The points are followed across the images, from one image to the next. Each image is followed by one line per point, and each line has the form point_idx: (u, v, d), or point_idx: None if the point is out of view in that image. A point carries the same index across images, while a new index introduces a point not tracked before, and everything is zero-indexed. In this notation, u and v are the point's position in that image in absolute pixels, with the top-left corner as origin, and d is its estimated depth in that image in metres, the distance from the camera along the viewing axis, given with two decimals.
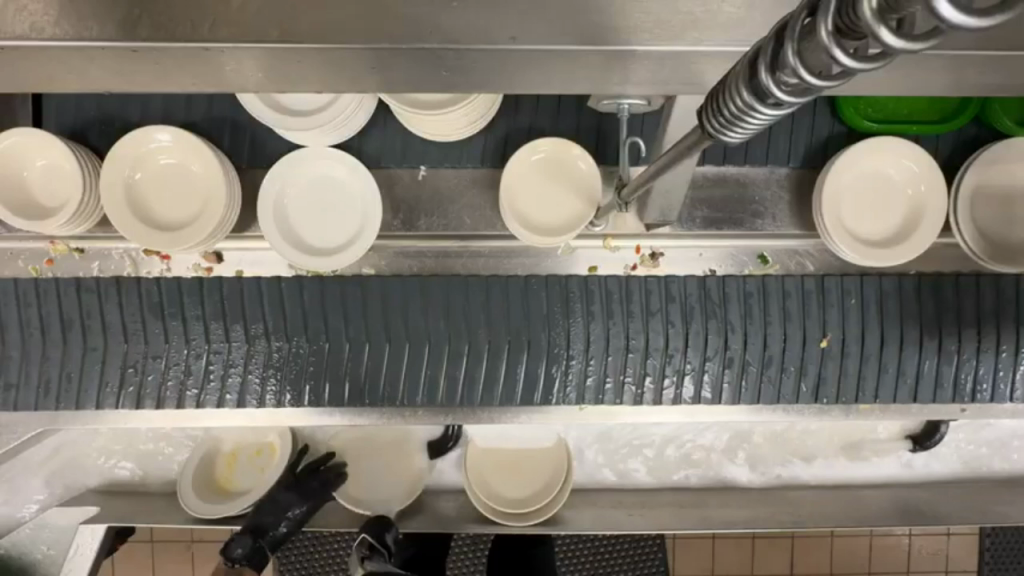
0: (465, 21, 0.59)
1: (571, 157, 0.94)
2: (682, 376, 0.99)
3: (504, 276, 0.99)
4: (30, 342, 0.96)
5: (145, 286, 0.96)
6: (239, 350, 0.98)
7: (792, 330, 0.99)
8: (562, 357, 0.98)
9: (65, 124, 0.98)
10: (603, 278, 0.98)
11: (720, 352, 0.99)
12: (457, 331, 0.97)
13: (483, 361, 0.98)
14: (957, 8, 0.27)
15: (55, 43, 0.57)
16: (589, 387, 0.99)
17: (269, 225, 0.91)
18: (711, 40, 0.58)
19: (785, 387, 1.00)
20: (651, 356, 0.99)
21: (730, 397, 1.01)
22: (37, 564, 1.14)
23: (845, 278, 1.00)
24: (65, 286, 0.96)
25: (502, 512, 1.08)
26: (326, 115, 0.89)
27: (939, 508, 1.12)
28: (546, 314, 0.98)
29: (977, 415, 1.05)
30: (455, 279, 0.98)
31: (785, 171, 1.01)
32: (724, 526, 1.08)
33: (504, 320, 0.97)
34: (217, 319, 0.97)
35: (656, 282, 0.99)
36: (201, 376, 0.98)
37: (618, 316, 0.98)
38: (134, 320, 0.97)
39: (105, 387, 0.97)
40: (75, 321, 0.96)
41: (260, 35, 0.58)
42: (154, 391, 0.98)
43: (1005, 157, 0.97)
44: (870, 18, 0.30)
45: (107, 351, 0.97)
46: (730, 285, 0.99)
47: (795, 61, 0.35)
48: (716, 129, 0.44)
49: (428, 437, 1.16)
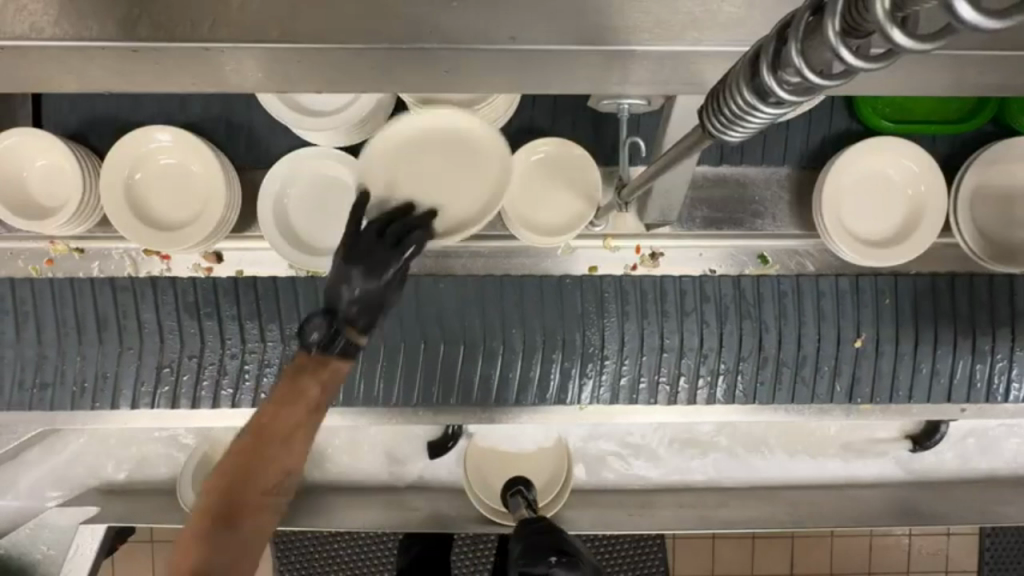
0: (464, 21, 0.59)
1: (571, 157, 0.94)
2: (717, 377, 0.99)
3: (538, 275, 0.99)
4: (66, 343, 0.96)
5: (182, 285, 0.96)
6: (275, 349, 0.97)
7: (827, 330, 0.99)
8: (596, 356, 0.98)
9: (65, 124, 0.98)
10: (637, 279, 0.98)
11: (755, 352, 0.99)
12: (491, 330, 0.97)
13: (518, 361, 0.98)
14: (975, 10, 0.28)
15: (54, 43, 0.57)
16: (623, 386, 0.99)
17: (269, 226, 0.91)
18: (710, 40, 0.58)
19: (821, 387, 1.01)
20: (686, 356, 0.99)
21: (764, 397, 1.01)
22: (38, 565, 1.13)
23: (880, 278, 1.00)
24: (100, 286, 0.96)
25: (502, 513, 1.09)
26: (354, 110, 0.88)
27: (939, 508, 1.12)
28: (580, 314, 0.97)
29: (978, 415, 1.05)
30: (491, 279, 0.98)
31: (786, 171, 1.01)
32: (724, 526, 1.08)
33: (538, 319, 0.97)
34: (252, 319, 0.97)
35: (692, 282, 0.98)
36: (235, 376, 0.98)
37: (653, 316, 0.98)
38: (170, 319, 0.96)
39: (140, 387, 0.97)
40: (111, 320, 0.96)
41: (260, 35, 0.58)
42: (190, 391, 0.98)
43: (1005, 157, 0.97)
44: (880, 18, 0.30)
45: (143, 351, 0.97)
46: (765, 285, 0.99)
47: (798, 60, 0.35)
48: (716, 130, 0.44)
49: (429, 437, 1.16)
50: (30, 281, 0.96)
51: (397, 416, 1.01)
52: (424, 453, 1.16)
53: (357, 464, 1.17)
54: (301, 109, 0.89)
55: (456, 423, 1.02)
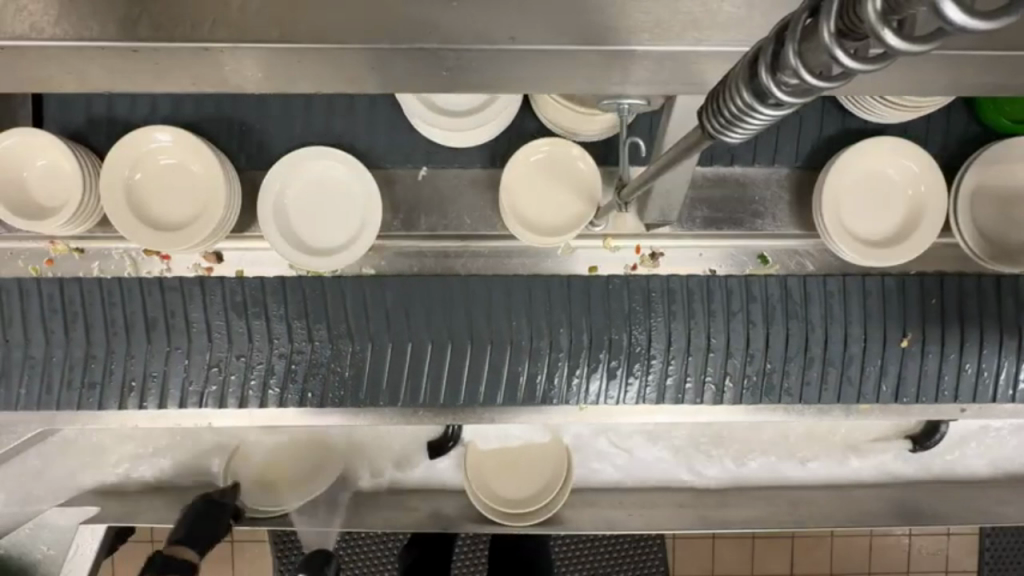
0: (465, 21, 0.59)
1: (570, 157, 0.94)
2: (765, 376, 0.99)
3: (586, 276, 0.98)
4: (115, 343, 0.95)
5: (230, 285, 0.96)
6: (324, 349, 0.97)
7: (872, 330, 0.99)
8: (642, 356, 0.98)
9: (64, 124, 0.98)
10: (684, 278, 0.98)
11: (802, 352, 0.99)
12: (538, 331, 0.97)
13: (565, 361, 0.98)
14: (960, 10, 0.27)
15: (55, 43, 0.57)
16: (669, 386, 0.99)
17: (269, 225, 0.91)
18: (710, 40, 0.59)
19: (867, 387, 1.00)
20: (733, 356, 0.99)
21: (811, 396, 1.00)
22: (38, 564, 1.14)
23: (925, 278, 1.00)
24: (149, 285, 0.95)
25: (503, 513, 1.10)
26: (494, 105, 0.93)
27: (937, 507, 1.13)
28: (627, 313, 0.97)
29: (977, 414, 1.05)
30: (538, 279, 0.97)
31: (786, 171, 1.01)
32: (723, 525, 1.09)
33: (586, 319, 0.97)
34: (300, 318, 0.96)
35: (738, 283, 0.99)
36: (284, 376, 0.97)
37: (699, 316, 0.98)
38: (219, 319, 0.96)
39: (188, 388, 0.97)
40: (160, 320, 0.96)
41: (260, 35, 0.58)
42: (237, 390, 0.98)
43: (1005, 157, 0.97)
44: (873, 20, 0.30)
45: (192, 351, 0.96)
46: (812, 284, 0.99)
47: (795, 61, 0.35)
48: (716, 130, 0.44)
49: (429, 436, 1.16)
50: (79, 281, 0.95)
51: (397, 417, 1.02)
52: (424, 453, 1.16)
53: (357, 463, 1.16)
54: (436, 108, 0.93)
55: (456, 423, 1.02)
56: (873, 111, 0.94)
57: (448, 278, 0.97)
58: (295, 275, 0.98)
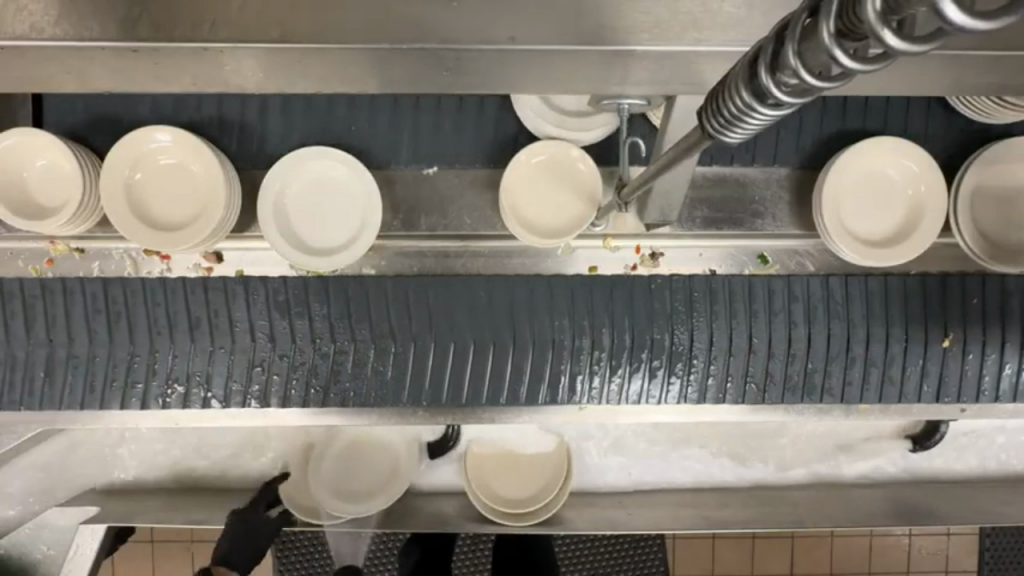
0: (464, 21, 0.59)
1: (570, 158, 0.94)
2: (806, 376, 0.99)
3: (628, 276, 0.99)
4: (159, 343, 0.95)
5: (273, 285, 0.96)
6: (367, 349, 0.96)
7: (914, 331, 0.99)
8: (684, 356, 0.98)
9: (63, 124, 0.98)
10: (726, 278, 0.98)
11: (843, 352, 0.99)
12: (580, 329, 0.97)
13: (606, 361, 0.98)
14: (961, 10, 0.27)
15: (54, 43, 0.57)
16: (710, 386, 0.99)
17: (269, 225, 0.91)
18: (710, 40, 0.59)
19: (909, 387, 1.01)
20: (775, 357, 0.99)
21: (853, 396, 1.01)
22: (38, 564, 1.15)
23: (967, 277, 1.00)
24: (192, 286, 0.95)
25: (502, 512, 1.10)
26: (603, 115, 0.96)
27: (938, 507, 1.13)
28: (669, 313, 0.97)
29: (977, 415, 1.05)
30: (584, 281, 0.98)
31: (786, 171, 1.01)
32: (723, 526, 1.09)
33: (628, 319, 0.97)
34: (343, 320, 0.96)
35: (781, 283, 0.99)
36: (328, 376, 0.97)
37: (741, 315, 0.98)
38: (261, 319, 0.96)
39: (232, 386, 0.97)
40: (203, 320, 0.95)
41: (260, 35, 0.58)
42: (281, 390, 0.97)
43: (1005, 157, 0.97)
44: (873, 21, 0.30)
45: (235, 351, 0.96)
46: (853, 284, 0.99)
47: (795, 61, 0.35)
48: (715, 130, 0.44)
49: (428, 437, 1.17)
50: (122, 280, 0.95)
51: (399, 416, 1.01)
52: (423, 455, 1.16)
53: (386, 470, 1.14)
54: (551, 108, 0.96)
55: (456, 423, 1.02)
56: (992, 114, 0.96)
57: (491, 280, 0.97)
58: (320, 274, 0.98)
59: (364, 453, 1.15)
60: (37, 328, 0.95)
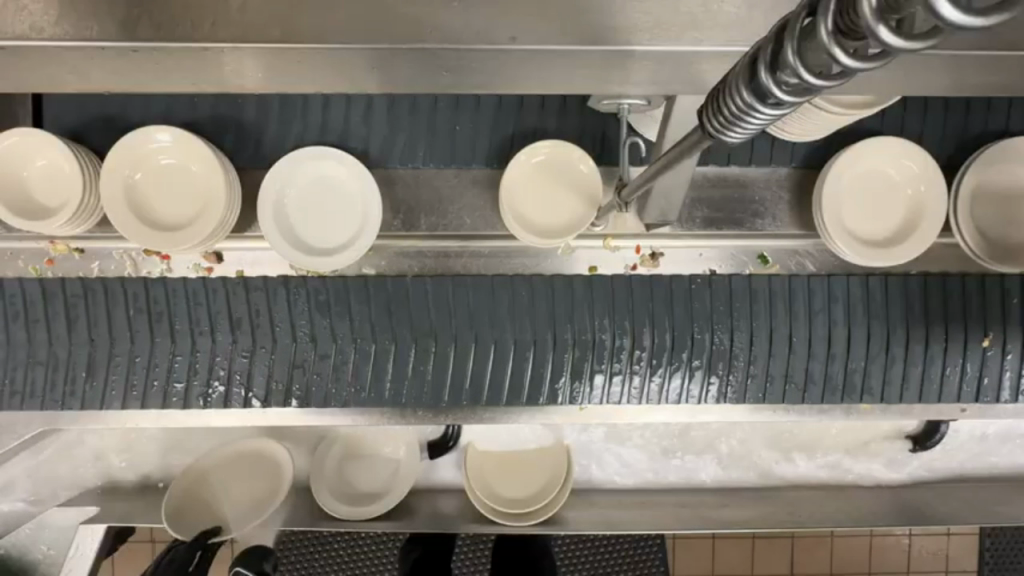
0: (465, 21, 0.59)
1: (570, 159, 0.94)
2: (846, 376, 1.00)
3: (668, 276, 0.99)
4: (201, 343, 0.96)
5: (314, 286, 0.96)
6: (407, 349, 0.97)
7: (954, 331, 0.99)
8: (725, 356, 0.98)
9: (62, 124, 0.98)
10: (767, 278, 0.98)
11: (882, 352, 0.99)
12: (620, 329, 0.97)
13: (648, 361, 0.98)
14: (955, 7, 0.27)
15: (55, 43, 0.57)
16: (750, 386, 0.99)
17: (269, 225, 0.91)
18: (710, 40, 0.59)
19: (949, 388, 1.01)
20: (815, 358, 0.99)
21: (892, 396, 1.01)
22: (38, 564, 1.17)
23: (1009, 278, 1.00)
24: (233, 286, 0.96)
25: (503, 512, 1.09)
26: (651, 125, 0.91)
27: (939, 508, 1.13)
28: (709, 313, 0.98)
29: (977, 415, 1.05)
30: (625, 279, 0.98)
31: (785, 171, 1.01)
32: (724, 526, 1.09)
33: (668, 320, 0.97)
34: (382, 320, 0.96)
35: (822, 283, 0.99)
36: (368, 376, 0.97)
37: (781, 315, 0.98)
38: (302, 319, 0.96)
39: (272, 386, 0.97)
40: (244, 321, 0.96)
41: (260, 35, 0.58)
42: (321, 390, 0.98)
43: (1006, 157, 0.97)
44: (870, 18, 0.30)
45: (276, 351, 0.96)
46: (893, 285, 0.99)
47: (795, 61, 0.35)
48: (716, 130, 0.44)
49: (428, 437, 1.17)
50: (164, 281, 0.95)
51: (398, 416, 1.01)
52: (423, 453, 1.17)
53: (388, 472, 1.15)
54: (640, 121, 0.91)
55: (456, 423, 1.02)
56: None
57: (532, 280, 0.97)
58: (320, 275, 0.97)
59: (365, 455, 1.15)
60: (78, 327, 0.95)
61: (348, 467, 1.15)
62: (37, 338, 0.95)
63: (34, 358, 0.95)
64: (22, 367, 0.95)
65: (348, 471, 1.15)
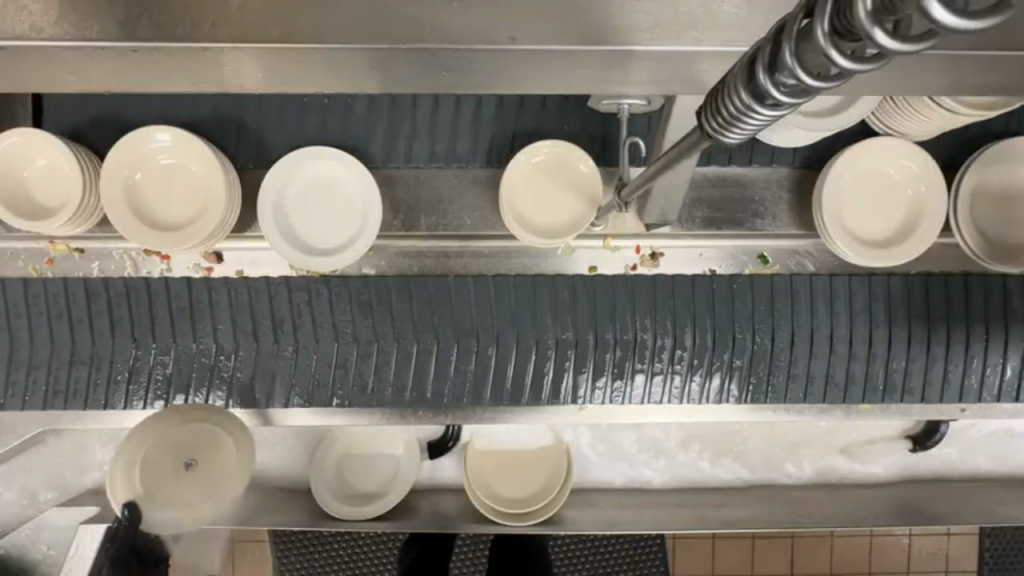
0: (464, 21, 0.59)
1: (570, 159, 0.95)
2: (886, 376, 1.00)
3: (709, 275, 0.99)
4: (244, 343, 0.96)
5: (356, 285, 0.96)
6: (449, 348, 0.96)
7: (995, 330, 0.99)
8: (767, 356, 0.98)
9: (62, 124, 0.98)
10: (807, 278, 0.98)
11: (923, 351, 0.99)
12: (661, 328, 0.97)
13: (692, 362, 0.98)
14: (949, 10, 0.27)
15: (54, 43, 0.57)
16: (791, 386, 0.99)
17: (269, 225, 0.91)
18: (710, 40, 0.59)
19: (988, 387, 1.01)
20: (856, 358, 0.99)
21: (933, 396, 1.01)
22: (38, 564, 1.17)
23: None
24: (276, 287, 0.96)
25: (502, 512, 1.10)
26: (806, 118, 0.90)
27: (939, 507, 1.13)
28: (750, 314, 0.97)
29: (977, 415, 1.05)
30: (661, 278, 0.98)
31: (785, 171, 1.01)
32: (724, 525, 1.08)
33: (710, 320, 0.97)
34: (424, 319, 0.96)
35: (861, 283, 0.99)
36: (410, 376, 0.97)
37: (823, 314, 0.98)
38: (344, 319, 0.96)
39: (314, 386, 0.97)
40: (286, 320, 0.96)
41: (260, 35, 0.58)
42: (362, 391, 0.97)
43: (1006, 157, 0.97)
44: (865, 20, 0.30)
45: (317, 351, 0.96)
46: (933, 284, 0.99)
47: (793, 61, 0.35)
48: (715, 130, 0.44)
49: (428, 437, 1.18)
50: (207, 281, 0.96)
51: (398, 416, 1.01)
52: (423, 453, 1.17)
53: (388, 474, 1.15)
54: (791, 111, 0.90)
55: (456, 423, 1.02)
56: None
57: (575, 279, 0.97)
58: (320, 275, 0.98)
59: (365, 455, 1.15)
60: (122, 329, 0.95)
61: (348, 467, 1.15)
62: (81, 339, 0.95)
63: (78, 357, 0.95)
64: (66, 368, 0.95)
65: (348, 470, 1.15)
